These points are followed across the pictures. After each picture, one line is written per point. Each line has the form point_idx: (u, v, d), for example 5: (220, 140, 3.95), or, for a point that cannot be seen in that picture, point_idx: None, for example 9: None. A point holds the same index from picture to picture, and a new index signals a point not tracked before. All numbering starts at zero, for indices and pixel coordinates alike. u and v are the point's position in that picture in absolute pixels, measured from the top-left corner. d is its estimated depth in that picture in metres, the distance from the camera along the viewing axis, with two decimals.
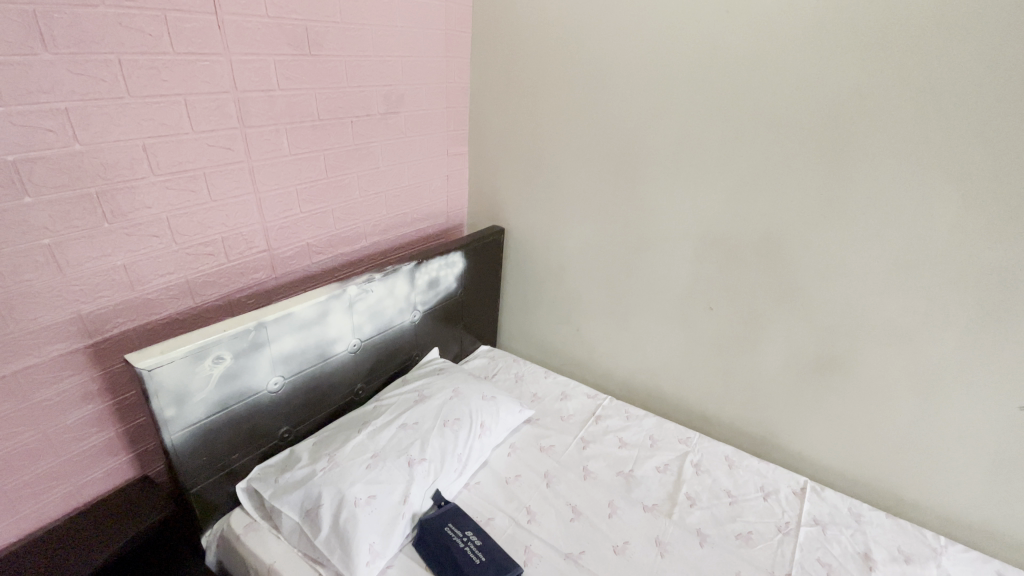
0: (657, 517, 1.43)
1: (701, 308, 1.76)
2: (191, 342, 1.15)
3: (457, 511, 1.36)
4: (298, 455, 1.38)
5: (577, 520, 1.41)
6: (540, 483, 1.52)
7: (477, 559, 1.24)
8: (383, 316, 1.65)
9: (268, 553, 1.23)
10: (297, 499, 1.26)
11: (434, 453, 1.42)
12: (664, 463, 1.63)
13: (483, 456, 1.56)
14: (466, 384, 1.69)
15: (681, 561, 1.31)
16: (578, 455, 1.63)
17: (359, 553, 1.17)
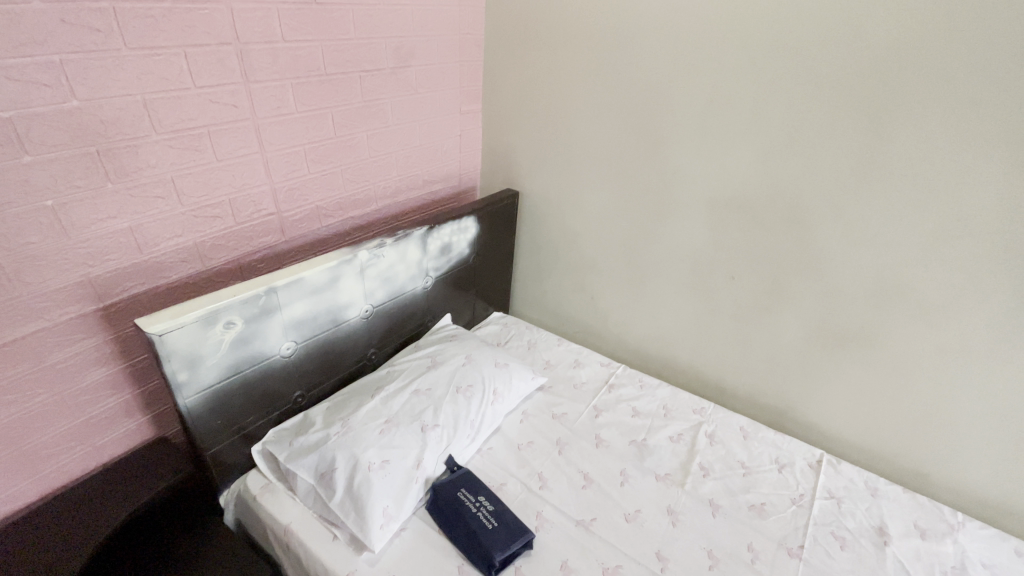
0: (669, 486, 1.43)
1: (722, 277, 1.70)
2: (201, 307, 1.13)
3: (470, 477, 1.36)
4: (312, 419, 1.38)
5: (589, 488, 1.41)
6: (552, 450, 1.52)
7: (489, 524, 1.23)
8: (395, 282, 1.62)
9: (284, 513, 1.25)
10: (312, 462, 1.27)
11: (447, 420, 1.42)
12: (677, 433, 1.61)
13: (496, 422, 1.55)
14: (479, 351, 1.67)
15: (692, 531, 1.31)
16: (591, 424, 1.62)
17: (372, 516, 1.18)
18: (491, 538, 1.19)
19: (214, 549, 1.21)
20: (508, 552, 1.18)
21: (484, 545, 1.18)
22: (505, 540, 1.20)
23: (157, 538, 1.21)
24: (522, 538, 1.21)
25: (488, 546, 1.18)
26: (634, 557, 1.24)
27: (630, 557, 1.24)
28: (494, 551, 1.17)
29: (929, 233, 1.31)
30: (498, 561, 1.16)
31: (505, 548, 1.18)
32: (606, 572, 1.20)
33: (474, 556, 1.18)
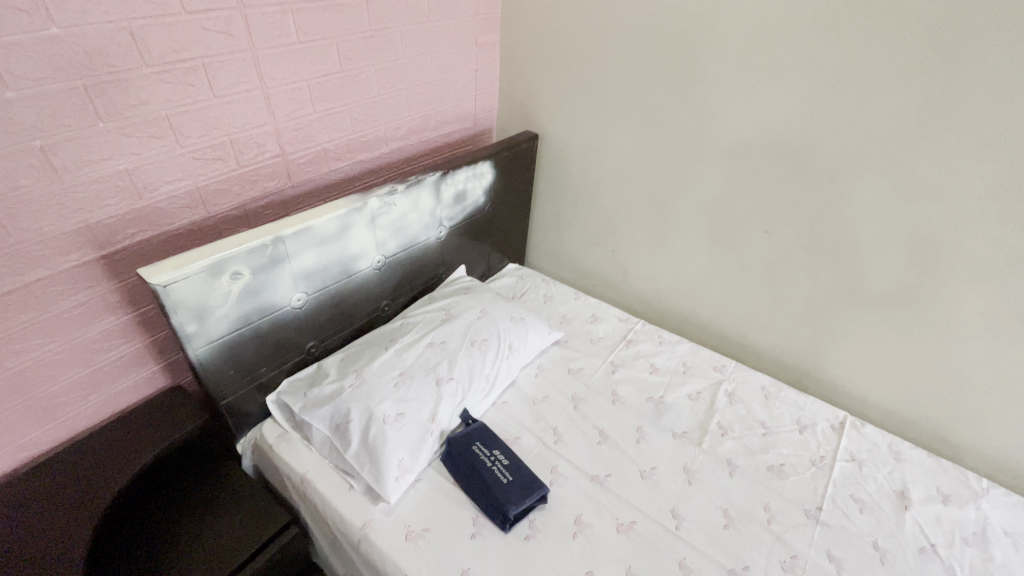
0: (686, 445, 1.41)
1: (755, 231, 1.59)
2: (206, 257, 1.08)
3: (486, 430, 1.34)
4: (325, 370, 1.36)
5: (604, 444, 1.39)
6: (567, 405, 1.49)
7: (504, 479, 1.22)
8: (408, 231, 1.55)
9: (300, 462, 1.26)
10: (327, 413, 1.26)
11: (462, 373, 1.39)
12: (696, 391, 1.58)
13: (511, 376, 1.52)
14: (494, 304, 1.62)
15: (708, 489, 1.30)
16: (608, 380, 1.58)
17: (388, 468, 1.17)
18: (506, 493, 1.19)
19: (233, 493, 1.22)
20: (522, 507, 1.17)
21: (498, 499, 1.17)
22: (519, 495, 1.19)
23: (175, 484, 1.23)
24: (537, 493, 1.20)
25: (503, 500, 1.17)
26: (648, 514, 1.23)
27: (644, 513, 1.23)
28: (508, 506, 1.16)
29: (994, 187, 1.18)
30: (512, 515, 1.16)
31: (520, 502, 1.17)
32: (620, 527, 1.20)
33: (489, 509, 1.18)
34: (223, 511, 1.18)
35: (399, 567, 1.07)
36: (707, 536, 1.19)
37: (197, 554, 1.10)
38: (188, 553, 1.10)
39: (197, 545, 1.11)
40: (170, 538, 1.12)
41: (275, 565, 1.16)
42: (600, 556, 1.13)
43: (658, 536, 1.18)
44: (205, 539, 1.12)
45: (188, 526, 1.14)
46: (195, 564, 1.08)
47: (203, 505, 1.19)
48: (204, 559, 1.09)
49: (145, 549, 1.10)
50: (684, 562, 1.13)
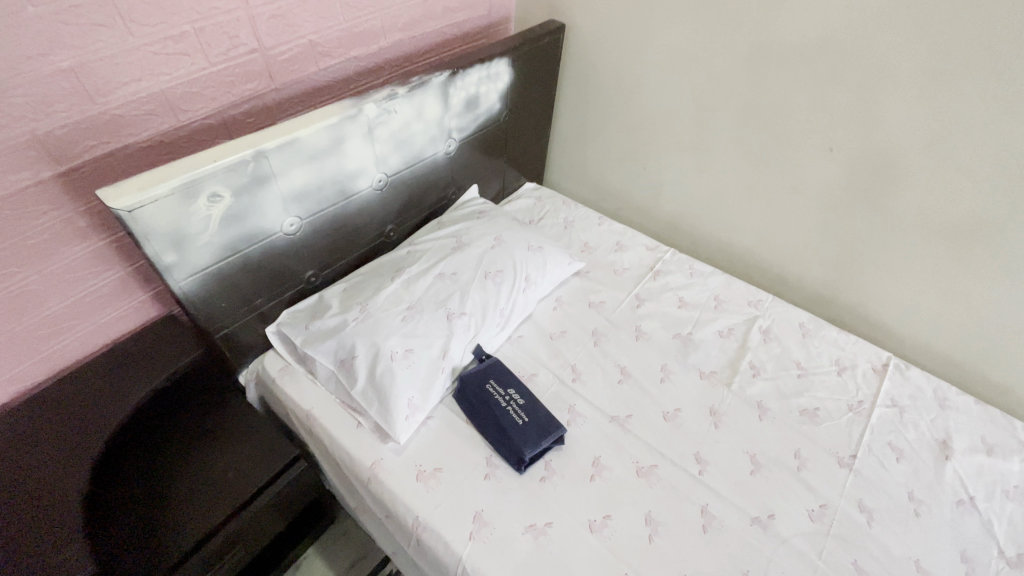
0: (714, 386, 1.31)
1: (815, 150, 1.38)
2: (176, 177, 0.93)
3: (501, 367, 1.25)
4: (327, 301, 1.25)
5: (626, 383, 1.29)
6: (587, 342, 1.38)
7: (520, 420, 1.14)
8: (412, 145, 1.35)
9: (304, 396, 1.18)
10: (330, 348, 1.17)
11: (475, 307, 1.27)
12: (728, 328, 1.46)
13: (529, 309, 1.40)
14: (510, 231, 1.46)
15: (736, 433, 1.22)
16: (632, 314, 1.46)
17: (396, 407, 1.09)
18: (522, 435, 1.11)
19: (235, 429, 1.17)
20: (538, 449, 1.10)
21: (513, 441, 1.10)
22: (536, 437, 1.12)
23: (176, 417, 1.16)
24: (553, 435, 1.13)
25: (519, 442, 1.10)
26: (670, 458, 1.16)
27: (667, 457, 1.16)
28: (524, 448, 1.09)
29: None
30: (528, 458, 1.09)
31: (536, 445, 1.10)
32: (640, 471, 1.13)
33: (503, 451, 1.11)
34: (225, 448, 1.14)
35: (410, 507, 1.02)
36: (732, 483, 1.13)
37: (201, 494, 1.06)
38: (192, 492, 1.06)
39: (201, 483, 1.08)
40: (173, 475, 1.08)
41: (282, 501, 1.14)
42: (617, 500, 1.08)
43: (679, 481, 1.12)
44: (208, 478, 1.09)
45: (191, 465, 1.10)
46: (199, 504, 1.05)
47: (205, 442, 1.14)
48: (208, 498, 1.06)
49: (147, 486, 1.06)
50: (706, 508, 1.08)
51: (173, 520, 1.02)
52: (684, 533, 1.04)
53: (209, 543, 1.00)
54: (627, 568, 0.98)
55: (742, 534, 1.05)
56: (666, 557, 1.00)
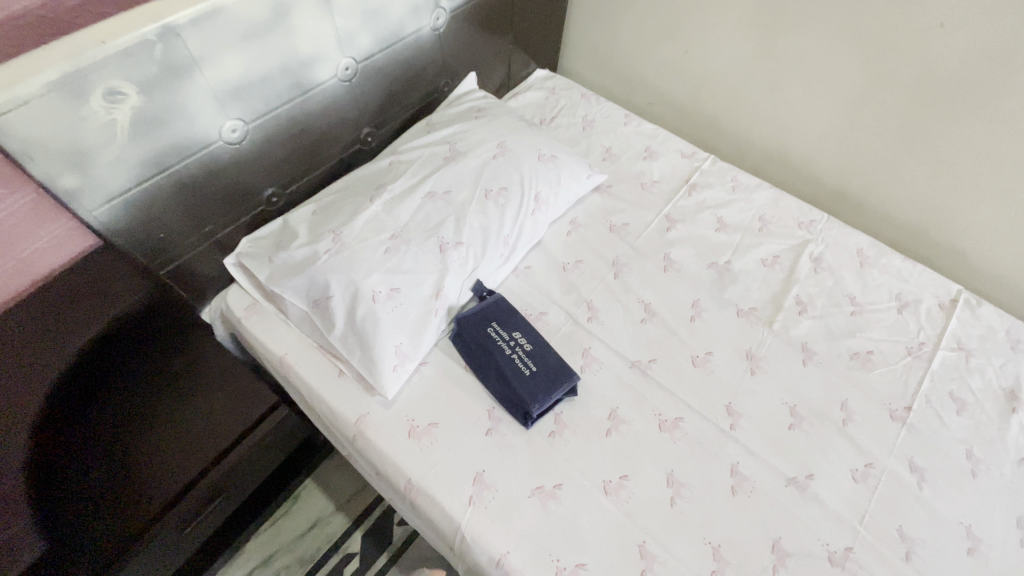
0: (754, 325, 1.12)
1: (918, 24, 1.06)
2: (50, 67, 0.68)
3: (505, 306, 1.06)
4: (293, 227, 1.03)
5: (650, 323, 1.11)
6: (606, 273, 1.17)
7: (527, 370, 0.98)
8: (388, 19, 1.04)
9: (276, 339, 1.01)
10: (300, 285, 0.97)
11: (473, 235, 1.05)
12: (772, 255, 1.25)
13: (538, 235, 1.18)
14: (517, 136, 1.19)
15: (776, 382, 1.06)
16: (661, 239, 1.23)
17: (381, 358, 0.92)
18: (529, 388, 0.96)
19: (212, 370, 1.03)
20: (548, 403, 0.96)
21: (519, 395, 0.95)
22: (545, 390, 0.96)
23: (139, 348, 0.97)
24: (565, 387, 0.97)
25: (525, 396, 0.95)
26: (698, 410, 1.01)
27: (694, 409, 1.01)
28: (531, 403, 0.94)
29: None
30: (536, 414, 0.95)
31: (545, 399, 0.95)
32: (663, 425, 0.99)
33: (507, 404, 0.97)
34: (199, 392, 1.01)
35: (401, 469, 0.89)
36: (767, 439, 0.99)
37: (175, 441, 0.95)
38: (163, 440, 0.95)
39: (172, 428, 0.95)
40: (142, 421, 0.94)
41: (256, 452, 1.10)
42: (637, 458, 0.95)
43: (708, 437, 0.98)
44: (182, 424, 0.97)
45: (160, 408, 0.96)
46: (175, 451, 0.95)
47: (174, 382, 0.99)
48: (186, 446, 0.96)
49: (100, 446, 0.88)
50: (736, 467, 0.96)
51: (143, 471, 0.91)
52: (711, 496, 0.92)
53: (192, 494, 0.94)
54: (645, 535, 0.87)
55: (776, 496, 0.93)
56: (690, 522, 0.89)
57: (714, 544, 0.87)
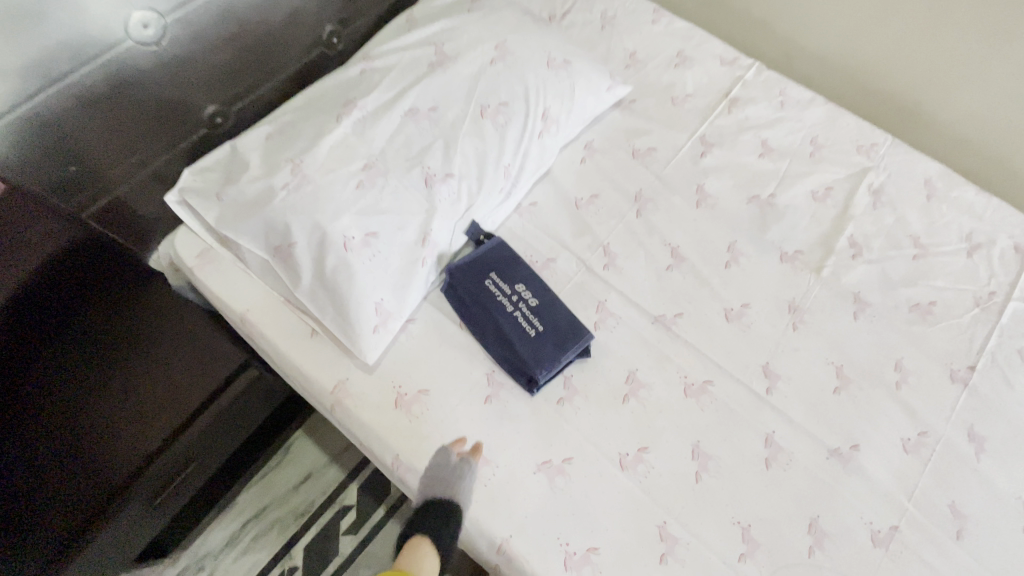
0: (799, 272, 0.96)
1: None
2: None
3: (506, 253, 0.89)
4: (244, 156, 0.83)
5: (677, 271, 0.94)
6: (626, 210, 0.98)
7: (532, 330, 0.84)
8: None
9: (235, 294, 0.85)
10: (256, 229, 0.80)
11: (467, 165, 0.86)
12: (823, 187, 1.05)
13: (546, 164, 0.98)
14: (520, 36, 0.95)
15: (821, 338, 0.91)
16: (693, 168, 1.03)
17: (359, 317, 0.77)
18: (535, 351, 0.82)
19: (165, 337, 0.93)
20: (557, 368, 0.82)
21: (523, 359, 0.82)
22: (554, 353, 0.82)
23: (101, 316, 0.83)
24: (577, 348, 0.83)
25: (530, 361, 0.81)
26: (730, 372, 0.87)
27: (727, 371, 0.87)
28: (537, 369, 0.81)
29: None
30: (543, 380, 0.82)
31: (553, 363, 0.82)
32: (688, 390, 0.85)
33: (510, 369, 0.83)
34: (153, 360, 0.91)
35: (387, 445, 0.77)
36: (809, 406, 0.86)
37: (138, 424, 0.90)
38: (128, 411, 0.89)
39: (132, 405, 0.89)
40: (114, 399, 0.86)
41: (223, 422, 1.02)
42: (658, 428, 0.83)
43: (740, 404, 0.85)
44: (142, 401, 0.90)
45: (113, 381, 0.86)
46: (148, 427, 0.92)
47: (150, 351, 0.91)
48: (160, 421, 0.93)
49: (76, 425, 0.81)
50: (771, 437, 0.83)
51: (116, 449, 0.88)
52: (741, 471, 0.81)
53: (154, 467, 0.92)
54: (667, 515, 0.77)
55: (815, 470, 0.82)
56: (717, 500, 0.79)
57: (743, 525, 0.77)
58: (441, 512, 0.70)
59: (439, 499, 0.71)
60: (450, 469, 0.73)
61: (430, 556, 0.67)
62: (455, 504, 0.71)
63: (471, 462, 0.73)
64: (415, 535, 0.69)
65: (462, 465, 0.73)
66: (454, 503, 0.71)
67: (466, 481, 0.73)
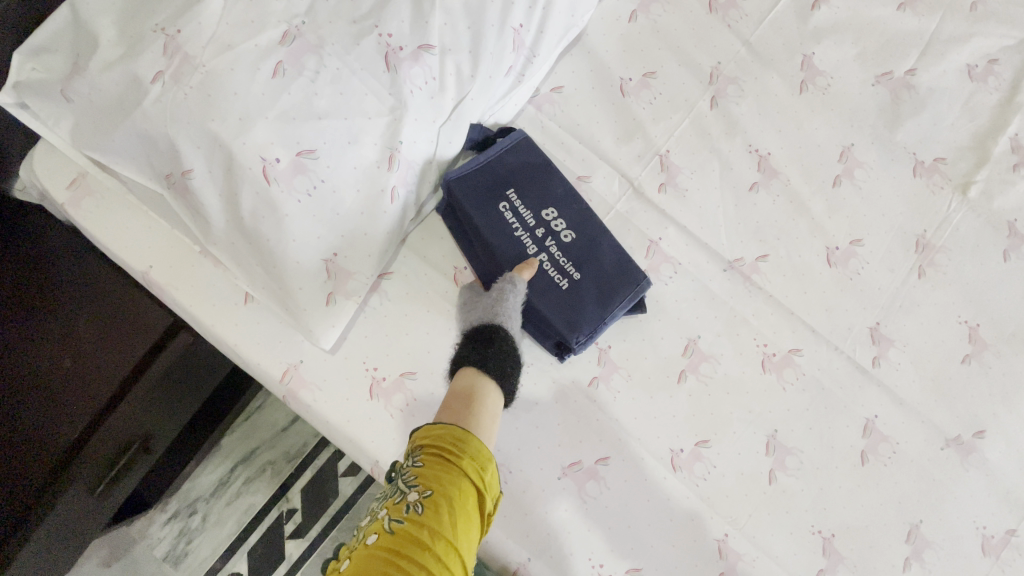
0: (937, 191, 0.67)
1: None
2: None
3: (531, 163, 0.62)
4: (88, 26, 0.51)
5: (765, 192, 0.66)
6: (695, 99, 0.67)
7: (567, 278, 0.59)
8: None
9: (131, 242, 0.60)
10: (132, 149, 0.52)
11: (452, 32, 0.54)
12: (985, 59, 0.71)
13: (577, 24, 0.65)
14: None
15: (954, 289, 0.66)
16: (798, 29, 0.69)
17: (303, 286, 0.53)
18: (569, 308, 0.58)
19: (80, 294, 0.71)
20: (599, 331, 0.59)
21: (551, 321, 0.58)
22: (595, 310, 0.59)
23: None
24: (628, 303, 0.59)
25: (561, 323, 0.58)
26: (826, 337, 0.64)
27: (822, 336, 0.64)
28: (572, 334, 0.58)
29: None
30: (579, 348, 0.59)
31: (594, 325, 0.58)
32: (768, 363, 0.63)
33: (533, 330, 0.61)
34: (77, 314, 0.70)
35: (361, 450, 0.57)
36: (925, 381, 0.64)
37: (62, 391, 0.67)
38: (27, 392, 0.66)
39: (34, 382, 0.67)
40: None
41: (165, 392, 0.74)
42: (725, 415, 0.62)
43: (837, 380, 0.63)
44: (63, 362, 0.68)
45: (23, 341, 0.67)
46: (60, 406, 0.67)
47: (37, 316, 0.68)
48: (75, 396, 0.67)
49: None
50: (873, 423, 0.63)
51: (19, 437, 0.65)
52: (830, 468, 0.62)
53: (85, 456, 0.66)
54: (729, 526, 0.59)
55: (925, 464, 0.63)
56: (793, 505, 0.61)
57: (826, 535, 0.60)
58: (482, 336, 0.54)
59: (478, 326, 0.55)
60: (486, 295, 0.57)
61: (493, 399, 0.52)
62: (498, 324, 0.55)
63: (517, 280, 0.56)
64: (465, 369, 0.53)
65: (505, 283, 0.55)
66: (500, 325, 0.55)
67: (513, 301, 0.55)
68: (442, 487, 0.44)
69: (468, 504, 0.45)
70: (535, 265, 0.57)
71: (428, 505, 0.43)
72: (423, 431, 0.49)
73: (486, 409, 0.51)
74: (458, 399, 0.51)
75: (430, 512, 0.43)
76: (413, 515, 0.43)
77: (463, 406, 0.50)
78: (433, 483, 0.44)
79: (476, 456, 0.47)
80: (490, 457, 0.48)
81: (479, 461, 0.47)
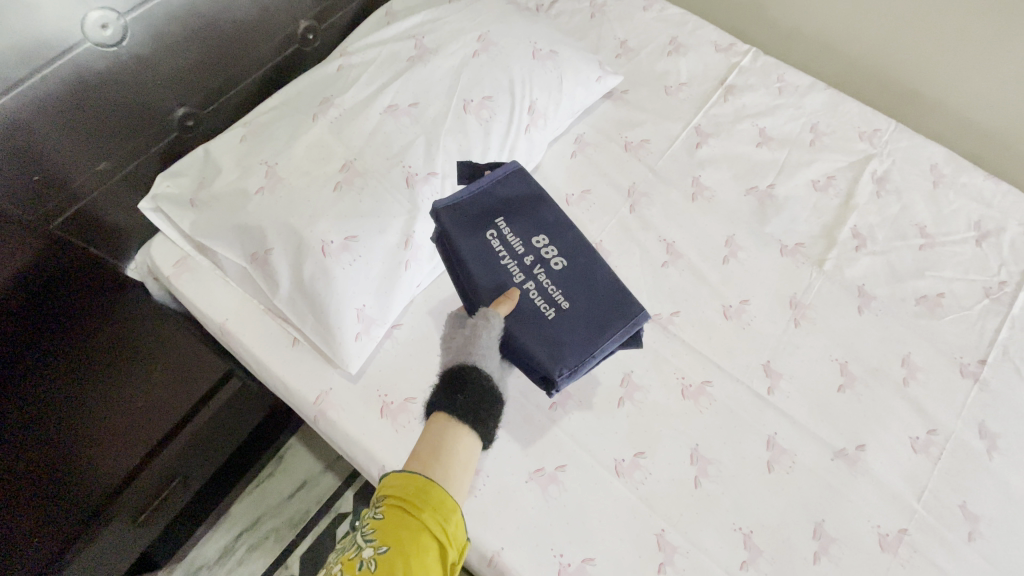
0: (800, 264, 0.92)
1: None
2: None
3: (520, 202, 0.79)
4: (216, 161, 0.80)
5: (673, 267, 0.91)
6: (619, 206, 0.95)
7: (554, 308, 0.73)
8: None
9: (214, 303, 0.83)
10: (233, 235, 0.77)
11: (449, 163, 0.82)
12: (824, 176, 1.01)
13: (534, 160, 0.94)
14: (502, 27, 0.94)
15: (825, 335, 0.87)
16: (688, 160, 1.00)
17: (341, 326, 0.75)
18: (552, 336, 0.72)
19: (168, 354, 0.94)
20: (582, 364, 0.72)
21: (536, 348, 0.71)
22: (580, 341, 0.72)
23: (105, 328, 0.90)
24: (618, 337, 0.73)
25: (547, 356, 0.70)
26: (729, 372, 0.84)
27: (726, 371, 0.84)
28: (555, 366, 0.70)
29: None
30: (561, 378, 0.71)
31: (573, 358, 0.71)
32: (686, 392, 0.82)
33: (520, 362, 0.72)
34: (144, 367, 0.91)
35: (373, 457, 0.74)
36: (811, 404, 0.83)
37: (143, 424, 0.87)
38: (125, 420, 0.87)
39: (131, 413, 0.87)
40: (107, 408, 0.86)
41: (205, 438, 0.91)
42: (656, 432, 0.79)
43: (741, 405, 0.82)
44: (126, 406, 0.87)
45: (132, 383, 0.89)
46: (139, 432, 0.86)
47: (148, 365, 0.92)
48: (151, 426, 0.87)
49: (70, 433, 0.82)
50: (774, 439, 0.80)
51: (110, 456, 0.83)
52: (743, 475, 0.78)
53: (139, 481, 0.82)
54: (664, 523, 0.74)
55: (822, 472, 0.79)
56: (716, 506, 0.75)
57: (745, 531, 0.74)
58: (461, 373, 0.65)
59: (455, 365, 0.66)
60: (466, 326, 0.69)
61: (467, 444, 0.61)
62: (472, 363, 0.65)
63: (491, 317, 0.68)
64: (443, 418, 0.62)
65: (481, 318, 0.68)
66: (473, 364, 0.66)
67: (488, 338, 0.67)
68: (398, 543, 0.55)
69: (425, 554, 0.55)
70: (512, 298, 0.71)
71: (382, 561, 0.54)
72: (393, 483, 0.59)
73: (455, 460, 0.60)
74: (434, 446, 0.61)
75: (383, 567, 0.54)
76: (367, 569, 0.54)
77: (433, 458, 0.59)
78: (390, 540, 0.55)
79: (437, 509, 0.57)
80: (454, 508, 0.58)
81: (441, 513, 0.57)
